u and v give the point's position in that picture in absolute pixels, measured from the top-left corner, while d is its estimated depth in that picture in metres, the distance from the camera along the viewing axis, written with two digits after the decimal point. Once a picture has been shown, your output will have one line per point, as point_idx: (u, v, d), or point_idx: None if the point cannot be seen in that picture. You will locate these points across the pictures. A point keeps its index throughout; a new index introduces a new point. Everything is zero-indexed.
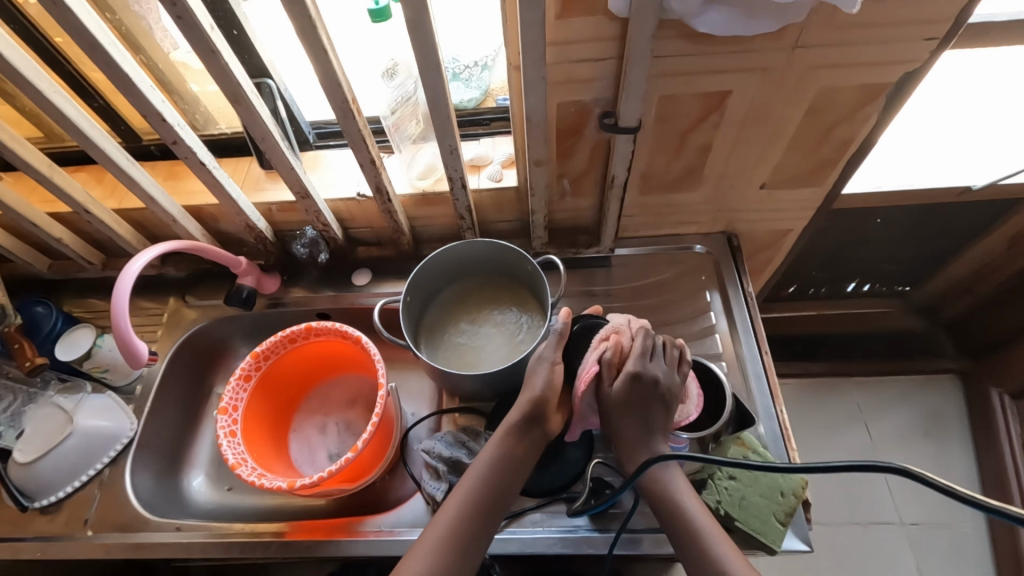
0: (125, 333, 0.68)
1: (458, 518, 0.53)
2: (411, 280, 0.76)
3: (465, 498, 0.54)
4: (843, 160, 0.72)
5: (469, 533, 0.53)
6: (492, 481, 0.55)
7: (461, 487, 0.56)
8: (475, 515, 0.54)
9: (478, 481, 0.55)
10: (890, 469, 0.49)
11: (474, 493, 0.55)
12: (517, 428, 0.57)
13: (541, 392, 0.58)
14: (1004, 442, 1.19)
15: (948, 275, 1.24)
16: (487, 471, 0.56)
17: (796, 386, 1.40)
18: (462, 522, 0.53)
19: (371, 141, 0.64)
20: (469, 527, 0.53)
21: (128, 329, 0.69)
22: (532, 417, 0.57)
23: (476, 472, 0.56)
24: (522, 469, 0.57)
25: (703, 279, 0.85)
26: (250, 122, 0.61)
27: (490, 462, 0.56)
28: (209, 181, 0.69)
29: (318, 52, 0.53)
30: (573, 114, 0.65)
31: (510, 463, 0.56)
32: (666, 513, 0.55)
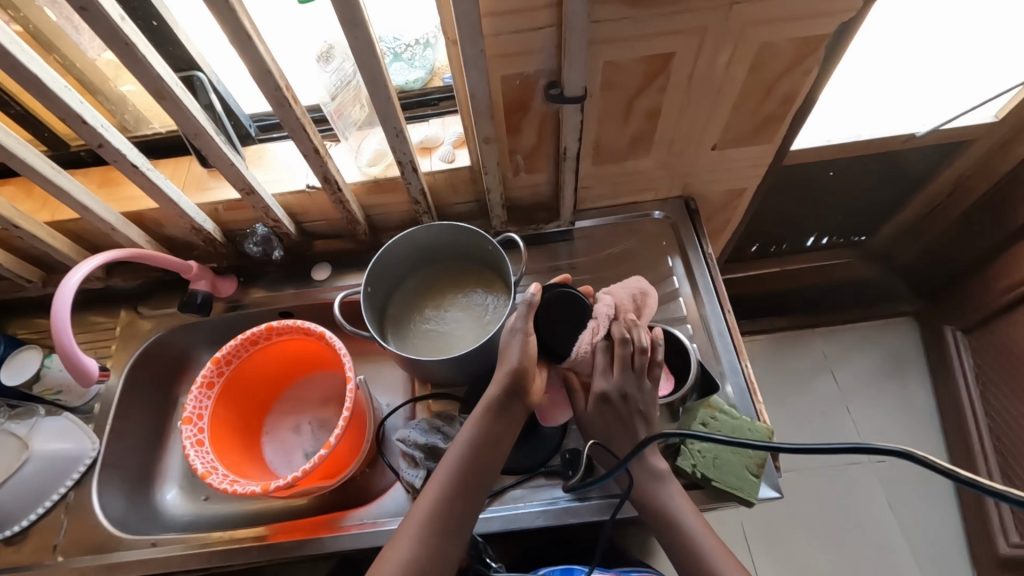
0: (69, 350, 0.66)
1: (441, 497, 0.54)
2: (370, 270, 0.74)
3: (445, 479, 0.55)
4: (789, 115, 0.73)
5: (452, 513, 0.54)
6: (472, 460, 0.55)
7: (442, 468, 0.56)
8: (457, 495, 0.54)
9: (458, 461, 0.55)
10: (875, 450, 0.53)
11: (454, 473, 0.55)
12: (495, 405, 0.56)
13: (518, 366, 0.56)
14: (958, 376, 1.26)
15: (899, 222, 1.28)
16: (467, 451, 0.56)
17: (765, 341, 1.44)
18: (444, 500, 0.54)
19: (311, 129, 0.62)
20: (451, 507, 0.54)
21: (73, 345, 0.66)
22: (510, 393, 0.56)
23: (457, 451, 0.56)
24: (504, 443, 0.57)
25: (664, 244, 0.86)
26: (180, 118, 0.58)
27: (469, 441, 0.56)
28: (144, 185, 0.66)
29: (242, 38, 0.50)
30: (518, 88, 0.63)
31: (490, 440, 0.56)
32: (656, 513, 0.60)
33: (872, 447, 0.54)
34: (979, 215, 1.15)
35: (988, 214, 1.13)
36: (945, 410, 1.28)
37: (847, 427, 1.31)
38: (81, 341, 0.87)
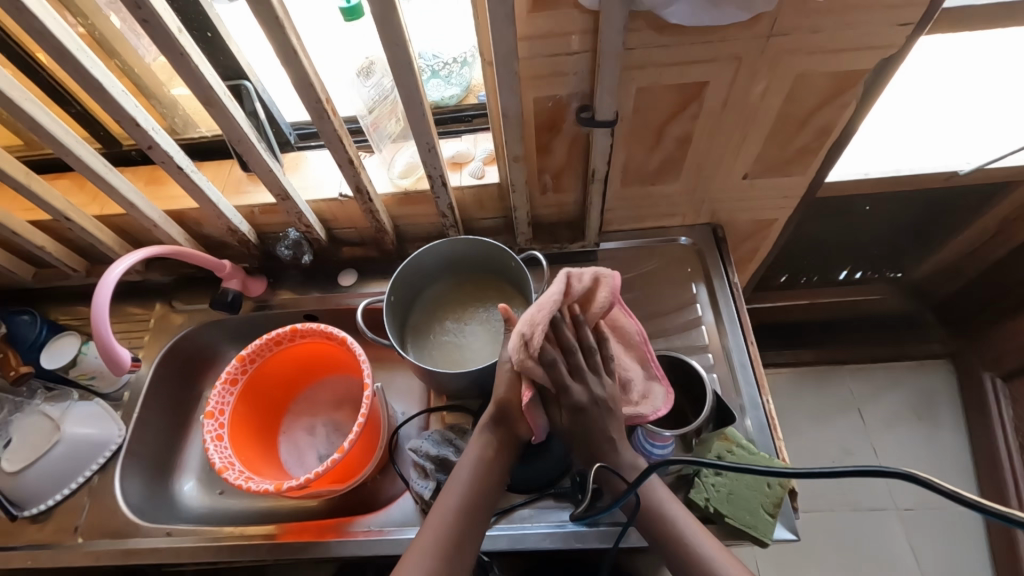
0: (107, 341, 0.68)
1: (448, 519, 0.54)
2: (394, 279, 0.76)
3: (450, 498, 0.56)
4: (824, 147, 0.72)
5: (458, 533, 0.54)
6: (475, 479, 0.57)
7: (445, 488, 0.57)
8: (463, 515, 0.54)
9: (462, 481, 0.57)
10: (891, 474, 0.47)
11: (459, 491, 0.56)
12: (490, 425, 0.60)
13: (507, 393, 0.60)
14: (996, 425, 1.20)
15: (937, 261, 1.24)
16: (468, 470, 0.57)
17: (790, 374, 1.40)
18: (452, 522, 0.54)
19: (348, 140, 0.64)
20: (457, 526, 0.54)
21: (110, 336, 0.69)
22: (504, 414, 0.59)
23: (460, 474, 0.57)
24: (502, 466, 0.58)
25: (688, 270, 0.85)
26: (225, 124, 0.60)
27: (470, 461, 0.58)
28: (187, 185, 0.69)
29: (288, 52, 0.52)
30: (550, 110, 0.64)
31: (488, 462, 0.58)
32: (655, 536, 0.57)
33: (879, 470, 0.49)
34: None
35: None
36: (980, 460, 1.22)
37: None
38: (117, 330, 0.90)
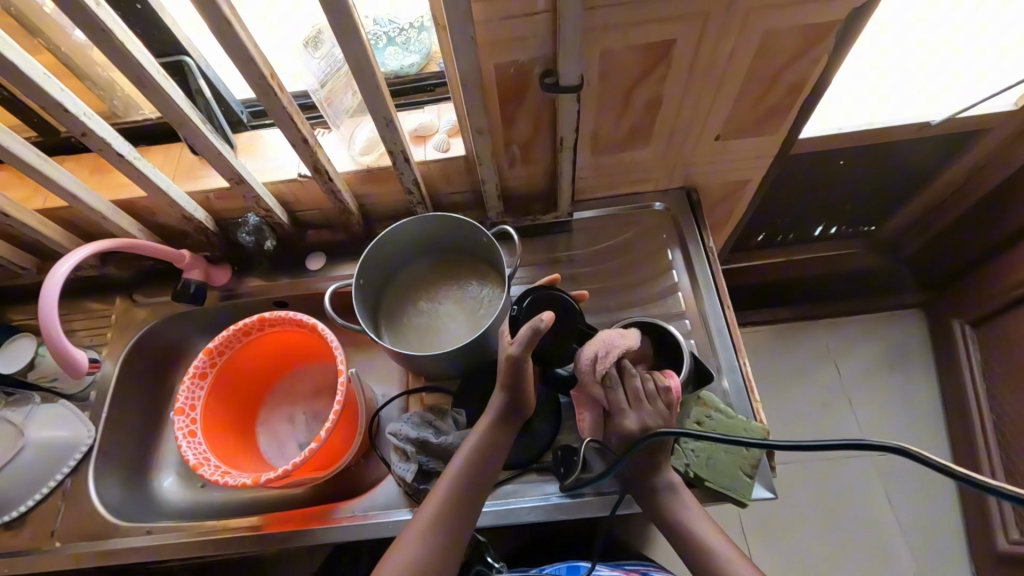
0: (57, 341, 0.67)
1: (441, 510, 0.52)
2: (363, 261, 0.73)
3: (447, 490, 0.54)
4: (796, 104, 0.70)
5: (454, 524, 0.52)
6: (471, 471, 0.54)
7: (443, 478, 0.55)
8: (459, 508, 0.53)
9: (460, 473, 0.54)
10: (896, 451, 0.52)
11: (458, 484, 0.54)
12: (500, 419, 0.56)
13: (513, 385, 0.55)
14: (964, 370, 1.23)
15: (910, 213, 1.26)
16: (470, 461, 0.55)
17: (769, 332, 1.42)
18: (445, 513, 0.52)
19: (299, 118, 0.60)
20: (453, 518, 0.52)
21: (60, 335, 0.67)
22: (514, 407, 0.56)
23: (456, 465, 0.55)
24: (501, 458, 0.56)
25: (663, 237, 0.84)
26: (163, 106, 0.56)
27: (473, 453, 0.55)
28: (132, 174, 0.65)
29: (221, 25, 0.48)
30: (513, 76, 0.61)
31: (487, 454, 0.55)
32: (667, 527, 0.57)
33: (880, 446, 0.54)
34: (993, 206, 1.11)
35: (1003, 206, 1.09)
36: (950, 404, 1.26)
37: (849, 420, 1.30)
38: (79, 328, 0.87)
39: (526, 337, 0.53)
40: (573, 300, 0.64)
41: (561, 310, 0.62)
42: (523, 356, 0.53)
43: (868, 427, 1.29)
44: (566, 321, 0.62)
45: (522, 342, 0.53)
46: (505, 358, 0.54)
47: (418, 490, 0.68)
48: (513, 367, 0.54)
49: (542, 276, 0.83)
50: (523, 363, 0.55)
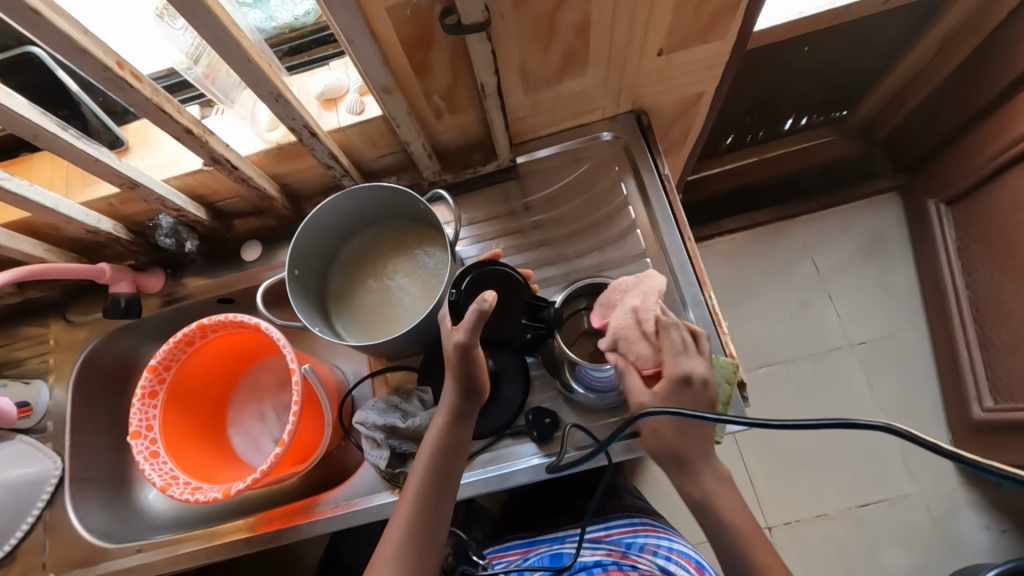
0: None
1: (414, 512, 0.52)
2: (293, 250, 0.67)
3: (416, 492, 0.53)
4: (742, 2, 0.61)
5: (429, 522, 0.52)
6: (437, 469, 0.53)
7: (411, 479, 0.54)
8: (433, 508, 0.52)
9: (427, 473, 0.53)
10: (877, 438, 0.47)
11: (424, 487, 0.53)
12: (458, 412, 0.53)
13: (467, 378, 0.52)
14: (939, 248, 1.19)
15: (882, 93, 1.20)
16: (436, 458, 0.53)
17: (744, 237, 1.35)
18: (418, 515, 0.52)
19: (172, 107, 0.52)
20: (429, 519, 0.52)
21: None
22: (470, 397, 0.53)
23: (422, 464, 0.53)
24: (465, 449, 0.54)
25: (616, 170, 0.78)
26: (3, 119, 0.48)
27: (436, 451, 0.53)
28: (7, 197, 0.57)
29: (26, 16, 0.39)
30: (410, 19, 0.52)
31: (450, 449, 0.53)
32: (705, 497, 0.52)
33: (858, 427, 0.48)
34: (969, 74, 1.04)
35: (978, 74, 1.02)
36: (926, 287, 1.25)
37: (831, 318, 1.28)
38: (22, 357, 0.82)
39: (473, 324, 0.49)
40: (520, 277, 0.59)
41: (505, 287, 0.58)
42: (472, 341, 0.49)
43: (848, 319, 1.28)
44: (512, 300, 0.58)
45: (468, 328, 0.49)
46: (453, 348, 0.50)
47: (396, 474, 0.67)
48: (464, 355, 0.50)
49: (494, 232, 0.78)
50: (473, 351, 0.50)
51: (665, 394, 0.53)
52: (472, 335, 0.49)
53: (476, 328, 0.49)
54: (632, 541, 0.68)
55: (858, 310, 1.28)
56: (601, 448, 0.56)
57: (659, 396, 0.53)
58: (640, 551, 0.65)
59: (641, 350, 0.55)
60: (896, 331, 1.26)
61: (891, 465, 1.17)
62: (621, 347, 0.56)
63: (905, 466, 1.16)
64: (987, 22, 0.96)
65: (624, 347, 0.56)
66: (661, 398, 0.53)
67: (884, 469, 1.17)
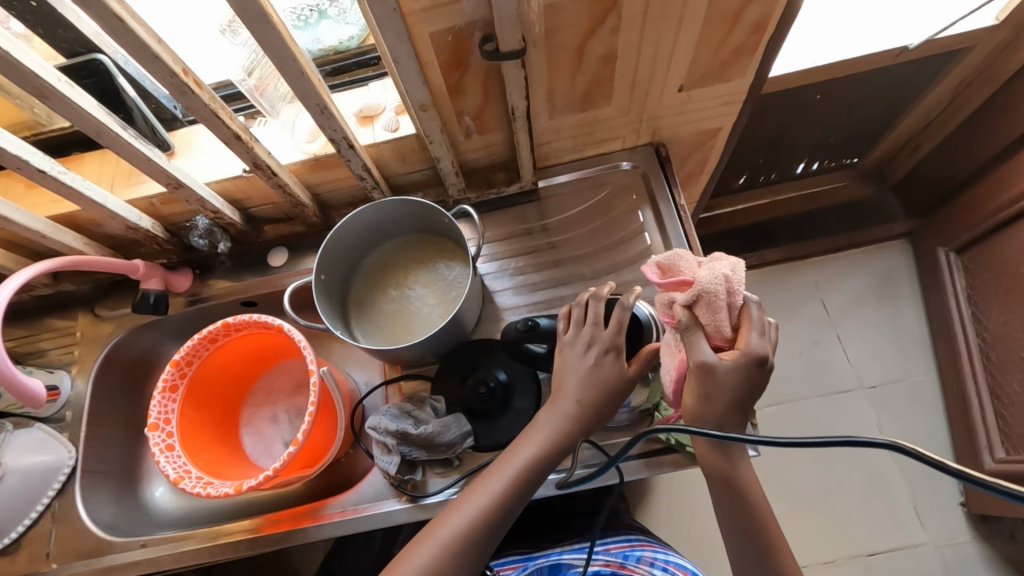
0: (10, 376, 0.68)
1: (479, 516, 0.51)
2: (322, 254, 0.70)
3: (494, 495, 0.52)
4: (760, 45, 0.65)
5: (485, 534, 0.51)
6: (515, 490, 0.53)
7: (491, 481, 0.53)
8: (500, 517, 0.52)
9: (513, 482, 0.53)
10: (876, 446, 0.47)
11: (499, 499, 0.52)
12: (563, 439, 0.55)
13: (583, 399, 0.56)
14: (950, 296, 1.21)
15: (893, 141, 1.24)
16: (520, 477, 0.53)
17: (755, 275, 1.37)
18: (481, 521, 0.51)
19: (226, 113, 0.55)
20: (493, 525, 0.51)
21: (12, 371, 0.68)
22: (579, 424, 0.55)
23: (503, 477, 0.53)
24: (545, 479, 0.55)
25: (633, 198, 0.81)
26: (71, 115, 0.52)
27: (523, 471, 0.53)
28: (61, 189, 0.61)
29: (111, 21, 0.43)
30: (450, 44, 0.56)
31: (536, 474, 0.54)
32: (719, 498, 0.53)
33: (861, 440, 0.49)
34: (977, 127, 1.08)
35: (987, 127, 1.06)
36: (937, 333, 1.26)
37: (840, 359, 1.29)
38: (48, 346, 0.84)
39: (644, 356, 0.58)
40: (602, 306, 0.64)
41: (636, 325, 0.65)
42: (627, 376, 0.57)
43: (857, 360, 1.28)
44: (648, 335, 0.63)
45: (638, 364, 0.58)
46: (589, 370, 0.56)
47: (404, 481, 0.67)
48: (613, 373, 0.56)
49: (512, 252, 0.81)
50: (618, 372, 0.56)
51: (735, 368, 0.48)
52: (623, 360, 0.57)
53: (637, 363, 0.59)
54: (630, 552, 0.70)
55: (867, 351, 1.28)
56: (610, 462, 0.56)
57: (730, 366, 0.48)
58: (637, 562, 0.67)
59: (721, 319, 0.48)
60: (907, 376, 1.26)
61: (901, 512, 1.15)
62: (706, 307, 0.48)
63: (916, 513, 1.14)
64: (995, 78, 1.00)
65: (704, 308, 0.48)
66: (726, 369, 0.48)
67: (894, 516, 1.15)
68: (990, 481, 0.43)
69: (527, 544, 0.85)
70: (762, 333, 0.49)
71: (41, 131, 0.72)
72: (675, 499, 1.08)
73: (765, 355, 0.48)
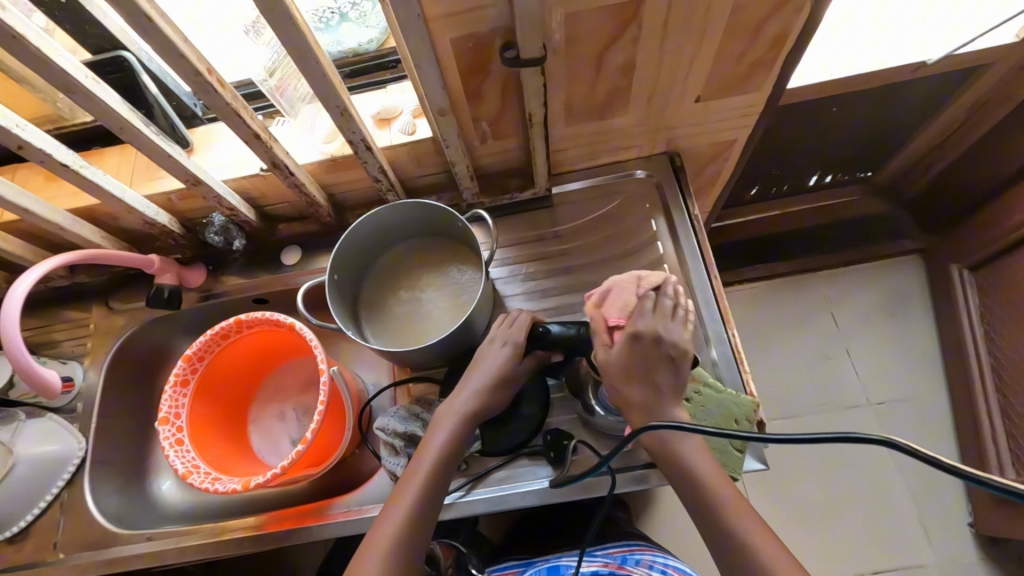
0: (27, 365, 0.68)
1: (417, 497, 0.55)
2: (335, 254, 0.70)
3: (429, 473, 0.57)
4: (779, 58, 0.65)
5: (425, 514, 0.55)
6: (445, 463, 0.58)
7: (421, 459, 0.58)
8: (435, 490, 0.56)
9: (439, 457, 0.58)
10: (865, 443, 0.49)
11: (431, 474, 0.57)
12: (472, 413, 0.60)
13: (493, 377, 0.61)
14: (962, 314, 1.19)
15: (907, 157, 1.23)
16: (443, 451, 0.58)
17: (765, 288, 1.36)
18: (421, 501, 0.55)
19: (247, 112, 0.56)
20: (433, 500, 0.56)
21: (28, 360, 0.68)
22: (486, 400, 0.61)
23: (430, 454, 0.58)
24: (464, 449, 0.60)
25: (647, 206, 0.81)
26: (96, 111, 0.52)
27: (444, 446, 0.59)
28: (82, 184, 0.61)
29: (140, 20, 0.43)
30: (471, 50, 0.57)
31: (455, 446, 0.59)
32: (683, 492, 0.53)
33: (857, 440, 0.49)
34: (994, 145, 1.07)
35: (1005, 145, 1.05)
36: (948, 351, 1.24)
37: (849, 374, 1.28)
38: (62, 338, 0.85)
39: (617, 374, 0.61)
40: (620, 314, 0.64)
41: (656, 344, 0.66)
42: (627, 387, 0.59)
43: (867, 376, 1.27)
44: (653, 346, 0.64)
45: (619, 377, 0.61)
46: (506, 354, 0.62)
47: None
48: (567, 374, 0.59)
49: (523, 257, 0.81)
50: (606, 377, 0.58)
51: (622, 349, 0.56)
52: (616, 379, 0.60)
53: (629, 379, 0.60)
54: (627, 555, 0.69)
55: (877, 367, 1.27)
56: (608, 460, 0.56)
57: (619, 349, 0.56)
58: (635, 564, 0.66)
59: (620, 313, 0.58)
60: (916, 393, 1.25)
61: (908, 531, 1.13)
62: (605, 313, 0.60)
63: (924, 533, 1.13)
64: (1014, 96, 0.99)
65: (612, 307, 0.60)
66: (613, 352, 0.57)
67: (900, 535, 1.13)
68: (984, 476, 0.44)
69: (530, 551, 0.84)
70: (647, 317, 0.57)
71: (63, 124, 0.74)
72: (678, 510, 1.07)
73: (638, 334, 0.56)
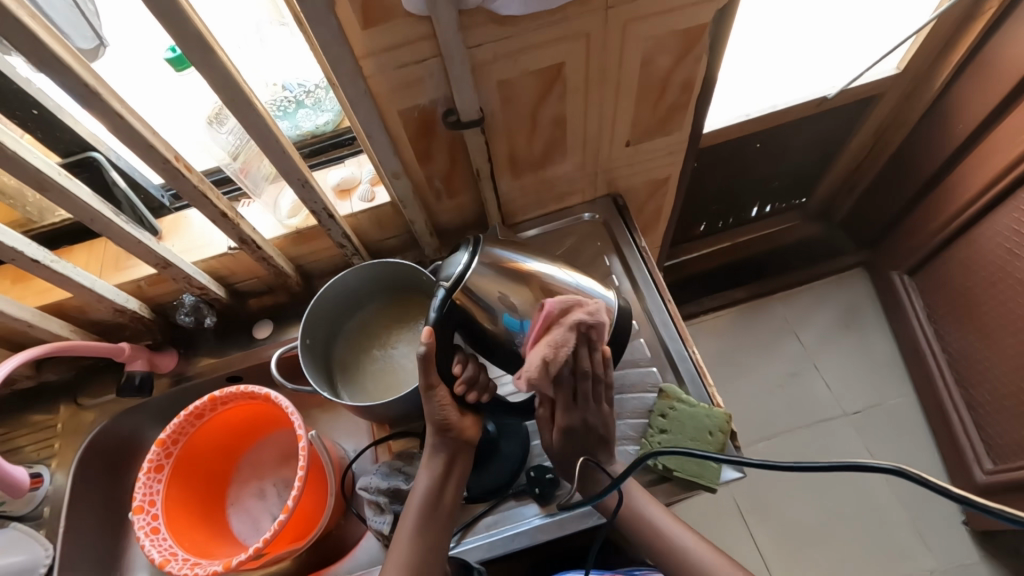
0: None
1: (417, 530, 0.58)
2: (305, 321, 0.72)
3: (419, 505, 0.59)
4: (691, 101, 0.74)
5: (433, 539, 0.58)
6: (432, 491, 0.60)
7: (405, 515, 0.60)
8: (432, 529, 0.59)
9: (422, 506, 0.59)
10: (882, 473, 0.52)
11: (423, 505, 0.60)
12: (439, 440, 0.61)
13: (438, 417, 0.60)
14: (910, 316, 1.27)
15: (833, 180, 1.34)
16: (429, 482, 0.60)
17: (728, 315, 1.42)
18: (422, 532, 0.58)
19: (214, 193, 0.60)
20: (435, 527, 0.59)
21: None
22: (452, 423, 0.60)
23: (416, 492, 0.60)
24: (450, 472, 0.62)
25: (599, 244, 0.85)
26: (70, 206, 0.56)
27: (428, 479, 0.61)
28: (53, 278, 0.63)
29: (112, 118, 0.48)
30: (418, 119, 0.63)
31: (437, 475, 0.61)
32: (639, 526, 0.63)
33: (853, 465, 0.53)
34: (903, 161, 1.19)
35: (911, 163, 1.17)
36: (906, 353, 1.30)
37: (820, 386, 1.32)
38: (24, 443, 0.82)
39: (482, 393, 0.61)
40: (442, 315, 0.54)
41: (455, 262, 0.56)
42: (434, 381, 0.57)
43: (837, 388, 1.31)
44: (466, 291, 0.55)
45: (484, 397, 0.61)
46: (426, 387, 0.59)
47: None
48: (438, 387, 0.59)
49: None
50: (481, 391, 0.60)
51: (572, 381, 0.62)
52: (443, 387, 0.58)
53: (444, 355, 0.56)
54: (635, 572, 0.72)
55: (845, 376, 1.32)
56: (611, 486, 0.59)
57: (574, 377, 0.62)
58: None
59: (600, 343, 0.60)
60: (887, 397, 1.29)
61: (906, 536, 1.14)
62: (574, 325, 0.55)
63: (920, 535, 1.14)
64: (909, 117, 1.12)
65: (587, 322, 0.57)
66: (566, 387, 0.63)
67: (899, 541, 1.13)
68: (985, 506, 0.48)
69: None
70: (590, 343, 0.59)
71: (33, 227, 0.75)
72: None
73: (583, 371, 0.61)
